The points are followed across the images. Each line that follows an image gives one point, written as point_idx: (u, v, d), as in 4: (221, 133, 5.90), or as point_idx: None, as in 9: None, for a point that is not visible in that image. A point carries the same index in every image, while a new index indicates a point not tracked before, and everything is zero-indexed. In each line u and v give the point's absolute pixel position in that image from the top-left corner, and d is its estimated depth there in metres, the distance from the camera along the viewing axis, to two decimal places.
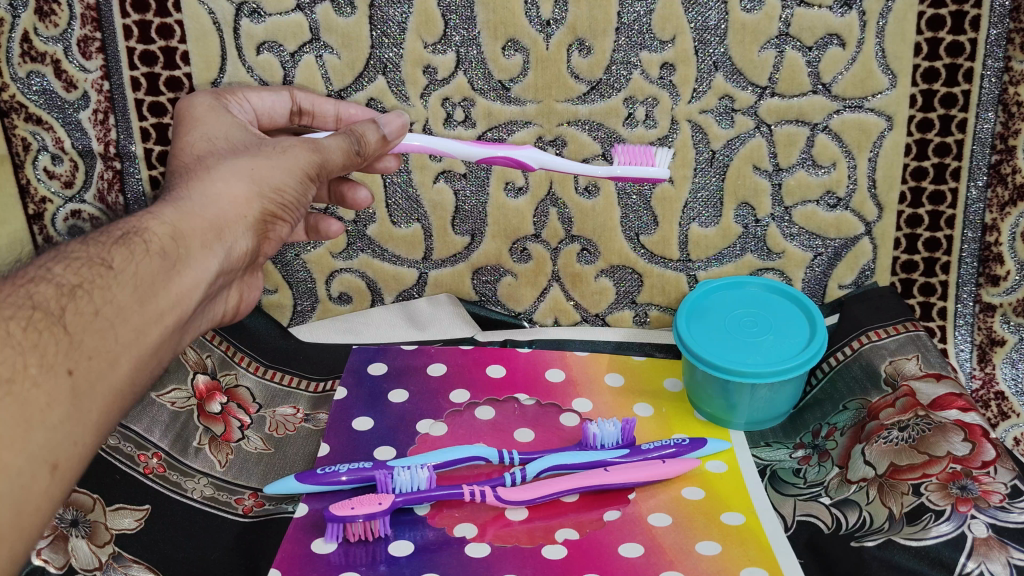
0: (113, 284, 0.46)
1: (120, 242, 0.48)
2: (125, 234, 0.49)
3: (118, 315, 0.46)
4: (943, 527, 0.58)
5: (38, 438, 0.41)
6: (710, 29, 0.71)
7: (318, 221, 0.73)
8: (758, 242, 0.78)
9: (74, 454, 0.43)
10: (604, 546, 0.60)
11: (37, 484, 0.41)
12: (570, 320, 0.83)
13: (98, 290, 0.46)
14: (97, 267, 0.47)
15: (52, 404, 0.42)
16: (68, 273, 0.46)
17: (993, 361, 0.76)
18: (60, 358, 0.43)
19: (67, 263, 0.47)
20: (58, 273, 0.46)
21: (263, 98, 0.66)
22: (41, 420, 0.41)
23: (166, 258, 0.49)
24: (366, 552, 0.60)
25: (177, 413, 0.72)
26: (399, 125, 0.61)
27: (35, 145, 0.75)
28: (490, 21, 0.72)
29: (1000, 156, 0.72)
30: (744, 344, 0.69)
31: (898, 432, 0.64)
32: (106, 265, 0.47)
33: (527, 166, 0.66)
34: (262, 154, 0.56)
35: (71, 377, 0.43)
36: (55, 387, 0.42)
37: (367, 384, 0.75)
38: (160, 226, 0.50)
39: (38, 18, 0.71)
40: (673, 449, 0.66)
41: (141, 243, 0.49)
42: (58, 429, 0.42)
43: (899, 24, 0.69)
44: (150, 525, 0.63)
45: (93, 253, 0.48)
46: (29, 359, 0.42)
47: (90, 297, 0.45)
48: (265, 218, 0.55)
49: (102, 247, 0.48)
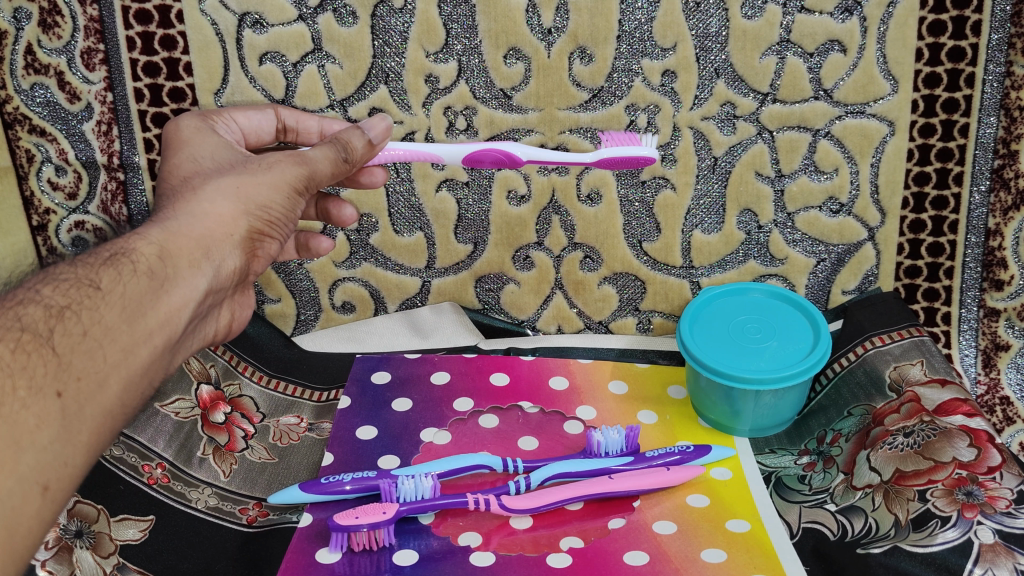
0: (101, 304, 0.46)
1: (107, 263, 0.49)
2: (113, 254, 0.49)
3: (106, 336, 0.46)
4: (949, 534, 0.58)
5: (27, 460, 0.41)
6: (711, 36, 0.71)
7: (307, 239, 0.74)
8: (761, 248, 0.78)
9: (65, 475, 0.43)
10: (609, 555, 0.60)
11: (29, 505, 0.41)
12: (573, 327, 0.83)
13: (86, 311, 0.46)
14: (86, 288, 0.47)
15: (42, 426, 0.42)
16: (56, 294, 0.46)
17: (999, 366, 0.76)
18: (49, 381, 0.43)
19: (56, 284, 0.47)
20: (47, 295, 0.46)
21: (249, 117, 0.67)
22: (31, 441, 0.41)
23: (154, 277, 0.49)
24: (370, 561, 0.60)
25: (182, 424, 0.72)
26: (382, 128, 0.61)
27: (38, 157, 0.75)
28: (491, 29, 0.72)
29: (1003, 161, 0.72)
30: (749, 350, 0.69)
31: (903, 437, 0.64)
32: (94, 286, 0.47)
33: (517, 159, 0.65)
34: (248, 171, 0.56)
35: (60, 399, 0.43)
36: (44, 409, 0.42)
37: (370, 393, 0.75)
38: (147, 246, 0.50)
39: (42, 31, 0.72)
40: (678, 456, 0.66)
41: (129, 263, 0.49)
42: (48, 450, 0.42)
43: (899, 29, 0.69)
44: (155, 535, 0.63)
45: (81, 274, 0.48)
46: (18, 381, 0.42)
47: (78, 318, 0.45)
48: (253, 236, 0.55)
49: (90, 268, 0.48)
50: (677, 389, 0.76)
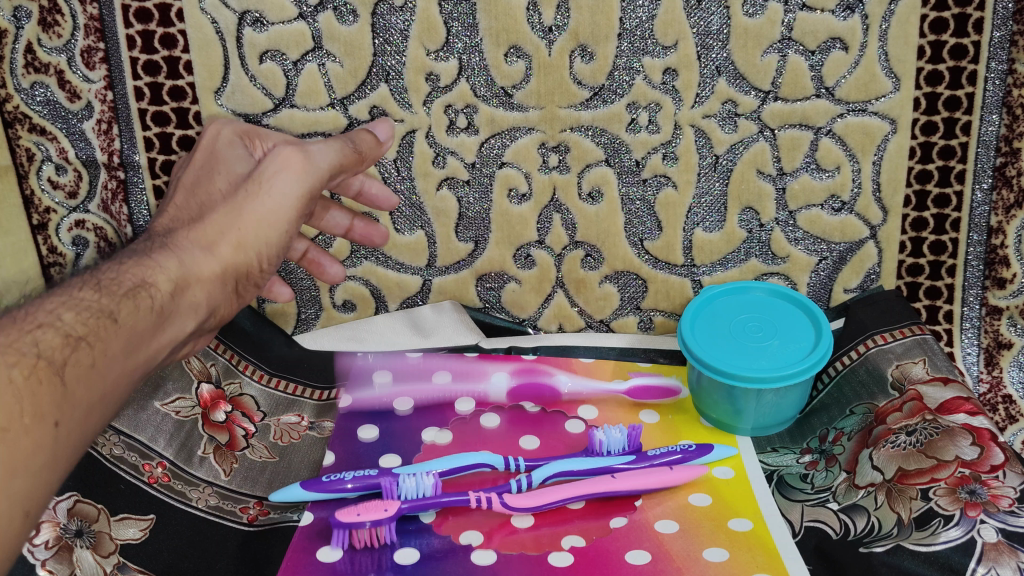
0: (112, 335, 0.50)
1: (127, 295, 0.53)
2: (133, 286, 0.53)
3: (106, 367, 0.50)
4: (952, 532, 0.58)
5: (18, 485, 0.42)
6: (712, 34, 0.71)
7: (317, 259, 0.79)
8: (762, 247, 0.78)
9: (43, 499, 0.44)
10: (611, 554, 0.60)
11: (10, 527, 0.42)
12: (575, 325, 0.83)
13: (99, 342, 0.49)
14: (104, 318, 0.51)
15: (36, 451, 0.43)
16: (76, 322, 0.49)
17: (1000, 364, 0.76)
18: (50, 410, 0.45)
19: (76, 310, 0.50)
20: (68, 321, 0.49)
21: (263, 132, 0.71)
22: (24, 465, 0.43)
23: (161, 316, 0.55)
24: (371, 560, 0.60)
25: (182, 423, 0.71)
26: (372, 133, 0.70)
27: (39, 156, 0.75)
28: (492, 28, 0.72)
29: (1005, 159, 0.72)
30: (751, 348, 0.69)
31: (906, 436, 0.64)
32: (112, 317, 0.51)
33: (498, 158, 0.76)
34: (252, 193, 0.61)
35: (55, 428, 0.45)
36: (42, 436, 0.44)
37: (371, 393, 0.74)
38: (165, 279, 0.55)
39: (42, 29, 0.71)
40: (680, 455, 0.66)
41: (147, 298, 0.53)
42: (38, 475, 0.44)
43: (901, 27, 0.69)
44: (155, 534, 0.63)
45: (103, 302, 0.51)
46: (25, 408, 0.43)
47: (89, 349, 0.49)
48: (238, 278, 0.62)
49: (112, 298, 0.52)
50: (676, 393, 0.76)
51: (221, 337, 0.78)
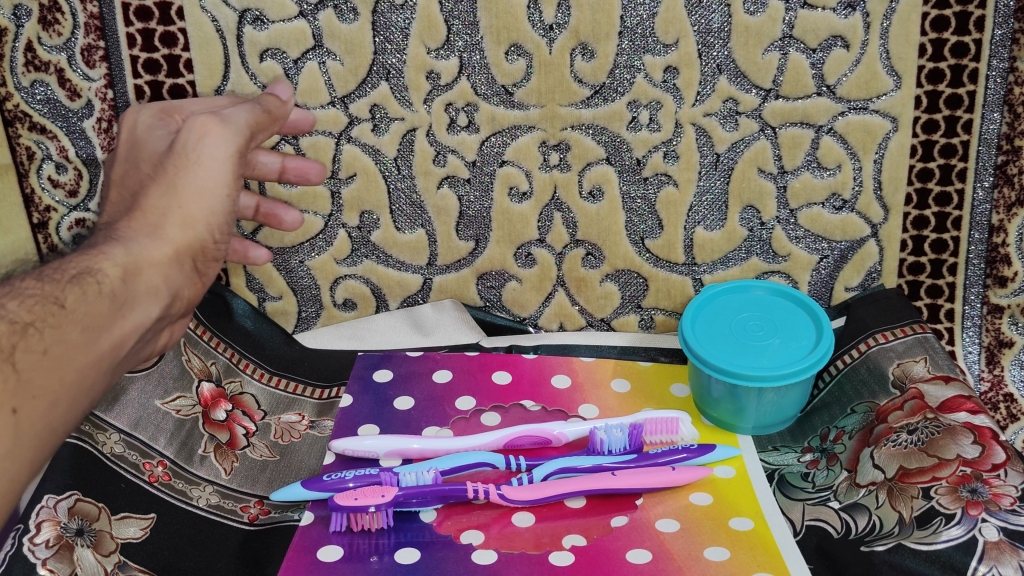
0: (63, 322, 0.52)
1: (74, 281, 0.54)
2: (78, 273, 0.54)
3: (65, 355, 0.52)
4: (953, 531, 0.57)
5: None
6: (713, 32, 0.71)
7: (271, 211, 0.77)
8: (763, 245, 0.78)
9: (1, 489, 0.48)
10: (611, 553, 0.59)
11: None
12: (575, 324, 0.83)
13: (50, 328, 0.51)
14: (50, 305, 0.52)
15: None
16: (22, 309, 0.51)
17: (1002, 363, 0.75)
18: (6, 399, 0.48)
19: (22, 300, 0.52)
20: (12, 310, 0.51)
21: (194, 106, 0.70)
22: None
23: (115, 300, 0.55)
24: (368, 544, 0.61)
25: (183, 422, 0.71)
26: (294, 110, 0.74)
27: (39, 154, 0.74)
28: (493, 26, 0.72)
29: (1006, 157, 0.71)
30: (752, 347, 0.69)
31: (907, 435, 0.64)
32: (58, 304, 0.53)
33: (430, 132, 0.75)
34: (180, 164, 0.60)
35: (14, 415, 0.48)
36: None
37: (372, 392, 0.74)
38: (112, 266, 0.56)
39: (42, 28, 0.71)
40: (683, 455, 0.65)
41: (94, 284, 0.54)
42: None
43: (903, 24, 0.69)
44: (155, 533, 0.62)
45: (48, 291, 0.53)
46: None
47: (41, 335, 0.51)
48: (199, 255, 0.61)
49: (57, 285, 0.54)
50: (687, 423, 0.69)
51: (221, 336, 0.78)
